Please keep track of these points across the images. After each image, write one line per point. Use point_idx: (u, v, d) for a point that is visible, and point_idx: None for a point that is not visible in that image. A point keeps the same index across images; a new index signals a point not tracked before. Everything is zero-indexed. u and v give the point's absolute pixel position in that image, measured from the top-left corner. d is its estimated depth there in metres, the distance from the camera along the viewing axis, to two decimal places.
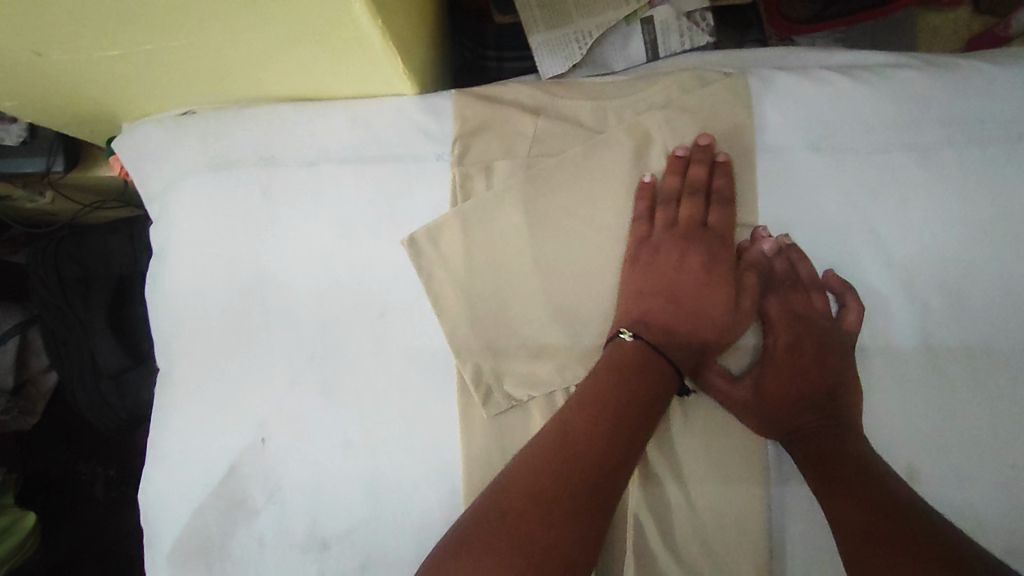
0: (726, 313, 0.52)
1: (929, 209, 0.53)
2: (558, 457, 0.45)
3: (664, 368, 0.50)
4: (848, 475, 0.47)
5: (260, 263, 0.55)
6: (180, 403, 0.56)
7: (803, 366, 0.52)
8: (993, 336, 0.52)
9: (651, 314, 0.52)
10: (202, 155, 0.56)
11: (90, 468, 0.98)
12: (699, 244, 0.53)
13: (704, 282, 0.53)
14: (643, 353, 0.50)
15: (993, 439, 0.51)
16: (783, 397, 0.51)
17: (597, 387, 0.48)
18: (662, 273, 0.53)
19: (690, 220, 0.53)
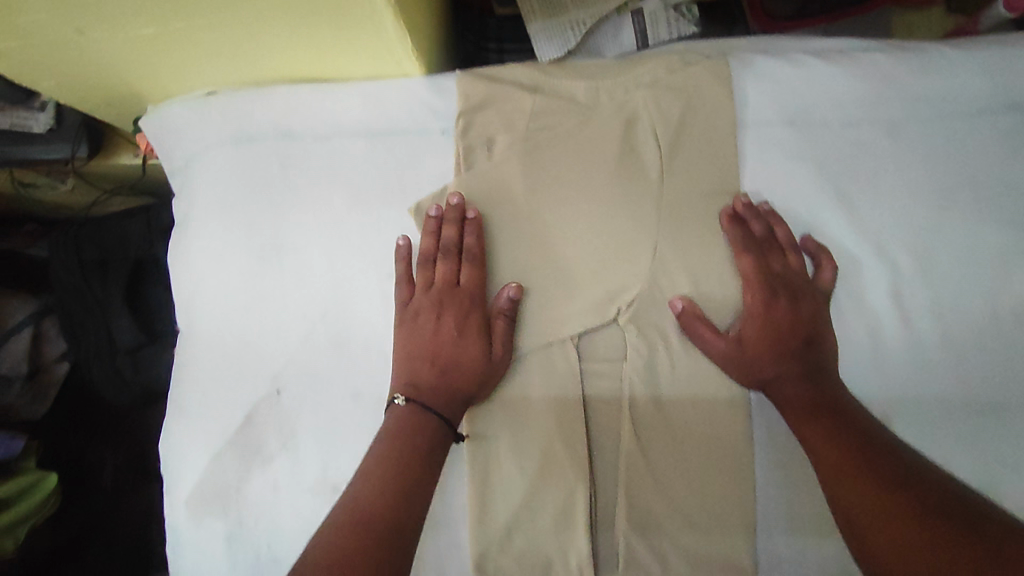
0: (480, 359, 0.55)
1: (896, 178, 0.57)
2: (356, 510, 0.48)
3: (428, 425, 0.53)
4: (825, 414, 0.51)
5: (278, 228, 0.59)
6: (199, 361, 0.60)
7: (778, 317, 0.55)
8: (957, 293, 0.56)
9: (421, 378, 0.55)
10: (225, 129, 0.61)
11: (97, 455, 1.01)
12: (453, 305, 0.57)
13: (459, 342, 0.56)
14: (414, 417, 0.53)
15: (960, 387, 0.55)
16: (761, 345, 0.55)
17: (386, 458, 0.51)
18: (426, 336, 0.56)
19: (444, 281, 0.57)
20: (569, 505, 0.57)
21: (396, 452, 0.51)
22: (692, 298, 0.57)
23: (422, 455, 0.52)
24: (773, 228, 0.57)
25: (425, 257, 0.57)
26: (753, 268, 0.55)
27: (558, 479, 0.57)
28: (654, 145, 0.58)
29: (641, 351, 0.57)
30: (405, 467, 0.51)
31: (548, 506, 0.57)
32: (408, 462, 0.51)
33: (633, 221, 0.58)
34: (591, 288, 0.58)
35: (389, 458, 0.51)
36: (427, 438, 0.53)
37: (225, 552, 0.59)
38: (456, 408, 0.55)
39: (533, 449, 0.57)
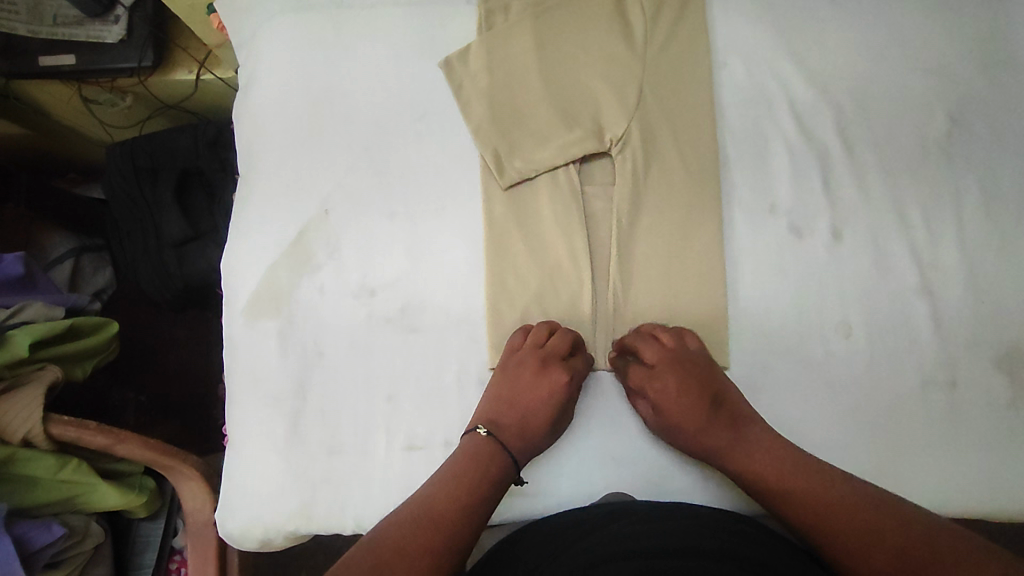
0: (547, 426, 0.62)
1: (837, 36, 0.70)
2: (429, 500, 0.55)
3: (501, 464, 0.59)
4: (800, 474, 0.57)
5: (331, 81, 0.71)
6: (257, 192, 0.71)
7: (685, 404, 0.62)
8: (888, 127, 0.69)
9: (502, 418, 0.62)
10: (289, 4, 0.74)
11: (122, 395, 1.12)
12: (556, 371, 0.63)
13: (550, 414, 0.62)
14: (494, 453, 0.59)
15: (892, 200, 0.68)
16: (678, 403, 0.62)
17: (450, 483, 0.56)
18: (528, 388, 0.63)
19: (554, 350, 0.63)
20: (576, 301, 0.67)
21: (461, 478, 0.57)
22: (671, 129, 0.68)
23: (489, 483, 0.57)
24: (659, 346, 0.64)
25: (545, 329, 0.64)
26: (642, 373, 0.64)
27: (565, 280, 0.67)
28: (640, 8, 0.70)
29: (628, 169, 0.67)
30: (474, 495, 0.56)
31: (552, 306, 0.67)
32: (478, 483, 0.57)
33: (622, 67, 0.69)
34: (590, 120, 0.68)
35: (464, 471, 0.57)
36: (496, 477, 0.58)
37: (275, 347, 0.67)
38: (523, 450, 0.62)
39: (545, 256, 0.67)
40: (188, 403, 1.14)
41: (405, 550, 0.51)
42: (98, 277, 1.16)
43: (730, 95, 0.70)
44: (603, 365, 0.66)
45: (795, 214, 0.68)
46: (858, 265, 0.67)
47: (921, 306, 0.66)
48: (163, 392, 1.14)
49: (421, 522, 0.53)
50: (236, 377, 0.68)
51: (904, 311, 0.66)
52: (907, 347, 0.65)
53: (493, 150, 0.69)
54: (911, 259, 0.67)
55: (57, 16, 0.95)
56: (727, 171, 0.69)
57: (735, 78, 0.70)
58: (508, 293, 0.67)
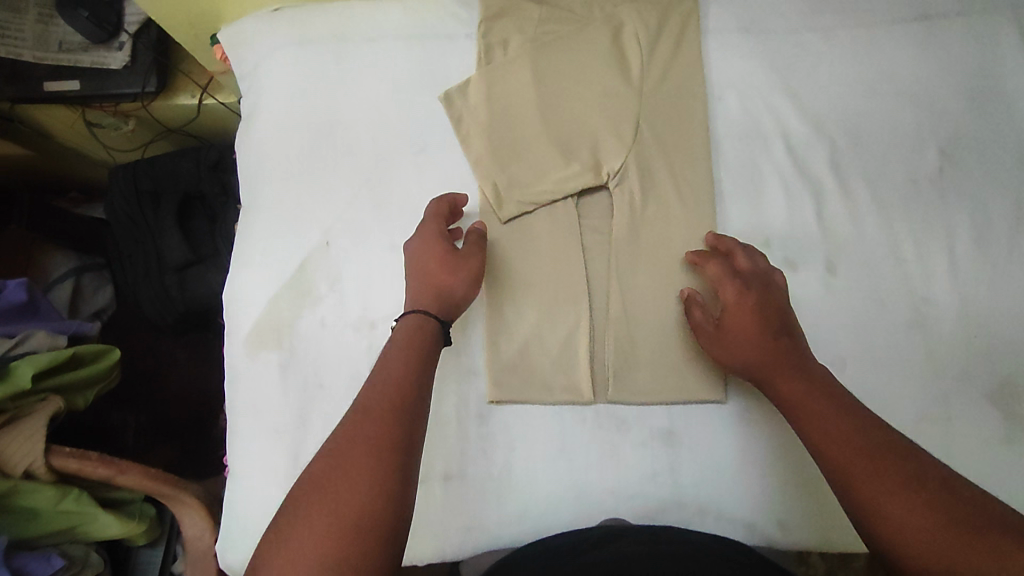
0: (457, 281, 0.63)
1: (831, 71, 0.71)
2: (383, 382, 0.54)
3: (422, 328, 0.59)
4: (838, 409, 0.54)
5: (332, 113, 0.72)
6: (259, 224, 0.72)
7: (750, 313, 0.60)
8: (882, 163, 0.70)
9: (412, 296, 0.62)
10: (289, 36, 0.75)
11: (122, 417, 1.10)
12: (441, 238, 0.64)
13: (446, 259, 0.63)
14: (416, 325, 0.59)
15: (886, 234, 0.68)
16: (749, 313, 0.60)
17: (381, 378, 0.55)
18: (420, 249, 0.64)
19: (436, 223, 0.65)
20: (573, 333, 0.67)
21: (395, 371, 0.55)
22: (669, 164, 0.69)
23: (423, 350, 0.57)
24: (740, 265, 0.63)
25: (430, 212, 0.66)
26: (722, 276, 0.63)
27: (562, 313, 0.67)
28: (637, 44, 0.71)
29: (626, 204, 0.68)
30: (409, 382, 0.55)
31: (550, 338, 0.67)
32: (415, 374, 0.55)
33: (620, 102, 0.70)
34: (588, 154, 0.69)
35: (406, 347, 0.57)
36: (428, 345, 0.58)
37: (277, 378, 0.68)
38: (443, 307, 0.62)
39: (542, 289, 0.68)
40: (189, 427, 1.14)
41: (346, 460, 0.49)
42: (99, 296, 1.16)
43: (726, 129, 0.71)
44: (603, 398, 0.66)
45: (791, 248, 0.68)
46: (853, 299, 0.68)
47: (914, 339, 0.67)
48: (163, 416, 1.14)
49: (361, 427, 0.51)
50: (238, 408, 0.69)
51: (897, 344, 0.67)
52: (900, 379, 0.66)
53: (493, 183, 0.69)
54: (904, 293, 0.68)
55: (62, 43, 0.96)
56: (723, 204, 0.69)
57: (731, 113, 0.71)
58: (506, 325, 0.67)
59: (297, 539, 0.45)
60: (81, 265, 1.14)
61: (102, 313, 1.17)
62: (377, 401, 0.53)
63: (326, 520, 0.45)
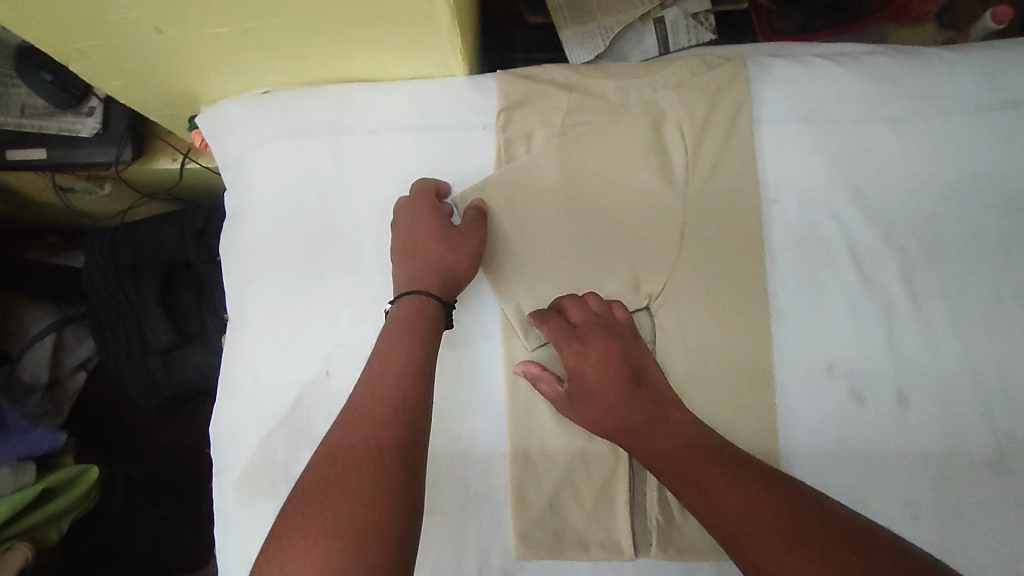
0: (460, 262, 0.58)
1: (901, 170, 0.63)
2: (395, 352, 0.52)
3: (427, 308, 0.55)
4: (708, 460, 0.50)
5: (329, 218, 0.63)
6: (249, 347, 0.63)
7: (596, 371, 0.56)
8: (960, 277, 0.61)
9: (411, 277, 0.57)
10: (279, 126, 0.65)
11: (111, 471, 1.08)
12: (438, 218, 0.59)
13: (445, 234, 0.58)
14: (415, 305, 0.55)
15: (965, 358, 0.60)
16: (602, 369, 0.55)
17: (377, 380, 0.51)
18: (412, 228, 0.59)
19: (430, 205, 0.60)
20: (610, 481, 0.59)
21: (388, 372, 0.51)
22: (719, 282, 0.61)
23: (433, 326, 0.55)
24: (573, 314, 0.58)
25: (419, 194, 0.60)
26: (558, 332, 0.57)
27: (597, 457, 0.59)
28: (680, 139, 0.63)
29: (669, 329, 0.60)
30: (408, 381, 0.51)
31: (584, 486, 0.59)
32: (413, 375, 0.51)
33: (660, 208, 0.62)
34: (625, 270, 0.61)
35: (409, 320, 0.54)
36: (434, 322, 0.55)
37: None
38: (449, 288, 0.57)
39: (575, 429, 0.59)
40: (180, 482, 1.08)
41: (359, 437, 0.47)
42: (84, 347, 1.05)
43: (783, 236, 0.62)
44: (646, 554, 0.59)
45: (856, 376, 0.60)
46: (929, 438, 0.59)
47: (998, 486, 0.58)
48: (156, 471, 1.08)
49: (354, 439, 0.47)
50: (232, 561, 0.61)
51: (980, 490, 0.58)
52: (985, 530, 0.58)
53: (517, 305, 0.61)
54: (987, 431, 0.59)
55: (25, 106, 0.85)
56: (779, 326, 0.61)
57: (788, 217, 0.62)
58: (534, 471, 0.59)
59: (310, 519, 0.42)
60: (63, 317, 1.03)
61: (89, 364, 1.06)
62: (387, 377, 0.51)
63: (332, 538, 0.41)
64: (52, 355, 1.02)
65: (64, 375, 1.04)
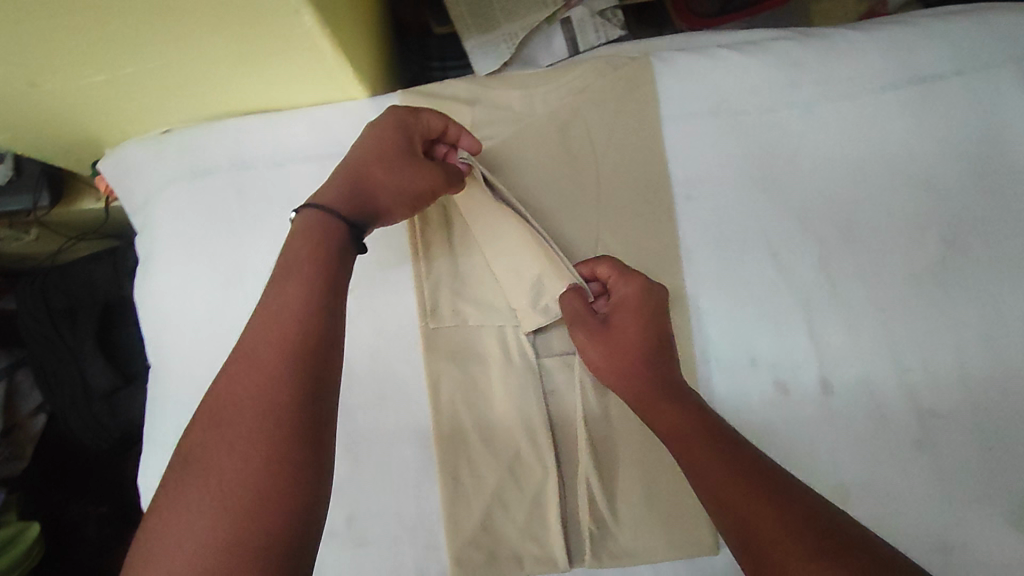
0: (389, 190, 0.52)
1: (812, 156, 0.62)
2: (291, 280, 0.45)
3: (331, 229, 0.48)
4: (702, 433, 0.47)
5: (239, 257, 0.62)
6: (171, 395, 0.62)
7: (631, 321, 0.54)
8: (876, 259, 0.61)
9: (338, 183, 0.51)
10: (182, 165, 0.64)
11: (81, 508, 1.01)
12: (399, 138, 0.54)
13: (396, 156, 0.53)
14: (315, 223, 0.48)
15: (885, 339, 0.60)
16: (631, 322, 0.54)
17: (252, 335, 0.43)
18: (371, 138, 0.54)
19: (412, 121, 0.55)
20: (541, 496, 0.59)
21: (270, 323, 0.43)
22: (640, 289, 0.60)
23: (342, 253, 0.48)
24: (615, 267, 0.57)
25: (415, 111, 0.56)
26: (612, 268, 0.56)
27: (527, 473, 0.59)
28: (588, 145, 0.62)
29: None
30: (301, 332, 0.42)
31: (515, 503, 0.59)
32: (303, 326, 0.43)
33: (574, 216, 0.61)
34: None
35: (311, 245, 0.47)
36: (340, 249, 0.48)
37: None
38: (369, 211, 0.51)
39: (503, 449, 0.59)
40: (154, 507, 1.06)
41: (244, 388, 0.40)
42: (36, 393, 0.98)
43: (699, 233, 0.61)
44: (581, 564, 0.59)
45: (779, 367, 0.60)
46: (853, 423, 0.59)
47: (921, 463, 0.59)
48: (130, 504, 1.05)
49: (242, 389, 0.40)
50: None
51: (905, 467, 0.59)
52: (912, 510, 0.59)
53: (435, 326, 0.60)
54: (907, 410, 0.60)
55: None
56: (700, 324, 0.60)
57: (702, 215, 0.61)
58: (465, 493, 0.59)
59: (188, 493, 0.37)
60: (15, 361, 0.98)
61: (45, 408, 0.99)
62: (277, 314, 0.43)
63: (194, 515, 0.36)
64: (5, 401, 0.96)
65: (20, 419, 0.97)
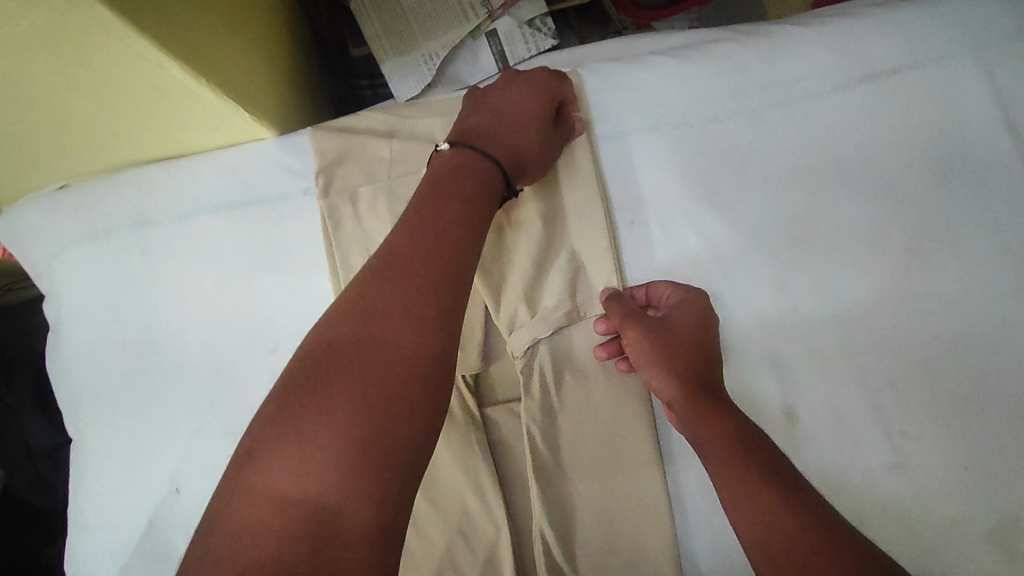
0: (521, 142, 0.53)
1: (764, 165, 0.57)
2: (432, 196, 0.48)
3: (474, 163, 0.50)
4: (743, 455, 0.45)
5: (151, 319, 0.57)
6: (88, 474, 0.56)
7: (687, 325, 0.51)
8: (839, 273, 0.56)
9: (486, 132, 0.52)
10: (81, 225, 0.58)
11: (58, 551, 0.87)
12: (530, 94, 0.55)
13: (531, 112, 0.54)
14: (467, 155, 0.50)
15: (855, 356, 0.55)
16: (687, 328, 0.51)
17: (397, 251, 0.45)
18: (527, 93, 0.55)
19: (546, 81, 0.56)
20: (494, 559, 0.53)
21: (425, 246, 0.45)
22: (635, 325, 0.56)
23: (484, 189, 0.49)
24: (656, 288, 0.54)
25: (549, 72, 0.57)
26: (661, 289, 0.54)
27: (477, 534, 0.53)
28: None
29: (536, 384, 0.55)
30: (451, 263, 0.45)
31: (467, 569, 0.53)
32: (451, 253, 0.45)
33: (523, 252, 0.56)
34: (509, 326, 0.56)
35: (449, 172, 0.49)
36: (479, 181, 0.50)
37: None
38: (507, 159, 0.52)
39: (449, 511, 0.54)
40: None
41: (389, 295, 0.42)
42: None
43: (647, 261, 0.57)
44: None
45: (743, 398, 0.55)
46: (833, 451, 0.54)
47: (911, 490, 0.53)
48: None
49: (391, 294, 0.42)
50: None
51: (891, 497, 0.53)
52: (905, 550, 0.52)
53: None
54: (886, 431, 0.54)
55: None
56: None
57: (649, 239, 0.57)
58: (411, 561, 0.53)
59: (324, 383, 0.39)
60: None
61: None
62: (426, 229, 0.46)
63: (329, 407, 0.38)
64: None
65: None
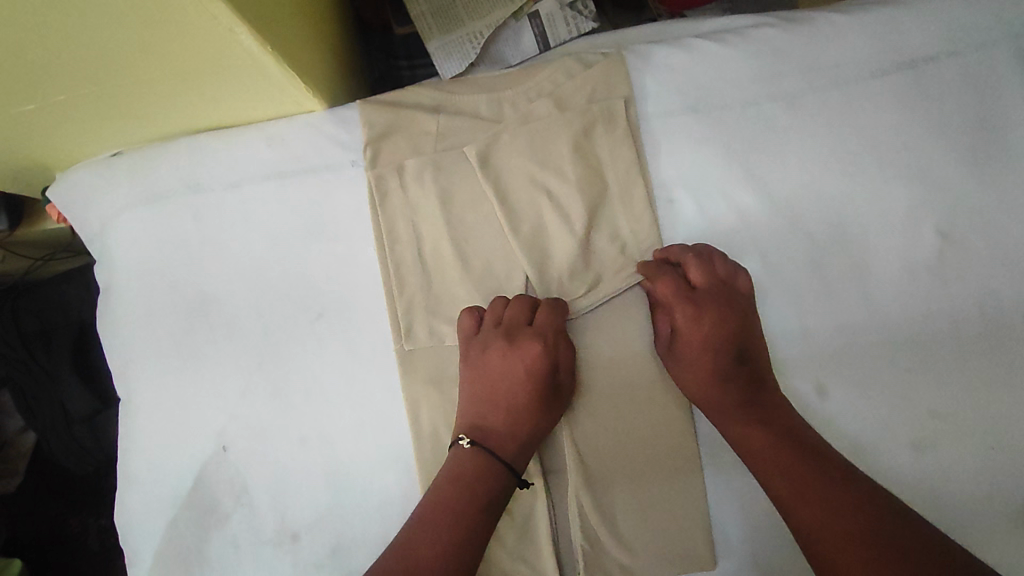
0: (533, 417, 0.55)
1: (800, 149, 0.59)
2: (462, 465, 0.53)
3: (492, 471, 0.53)
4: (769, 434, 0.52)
5: (202, 282, 0.59)
6: (137, 430, 0.58)
7: (708, 333, 0.55)
8: (872, 254, 0.58)
9: (487, 422, 0.56)
10: (135, 190, 0.60)
11: (82, 520, 0.92)
12: (525, 349, 0.55)
13: (541, 422, 0.55)
14: (475, 462, 0.53)
15: (886, 336, 0.57)
16: (707, 327, 0.55)
17: (415, 561, 0.48)
18: (506, 357, 0.56)
19: (513, 321, 0.56)
20: (530, 519, 0.55)
21: (455, 477, 0.53)
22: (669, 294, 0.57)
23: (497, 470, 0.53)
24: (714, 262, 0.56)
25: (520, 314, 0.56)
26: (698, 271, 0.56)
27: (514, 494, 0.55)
28: (565, 148, 0.59)
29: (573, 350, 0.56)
30: (455, 556, 0.49)
31: (504, 528, 0.55)
32: (479, 479, 0.53)
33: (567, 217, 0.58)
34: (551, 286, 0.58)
35: (467, 467, 0.53)
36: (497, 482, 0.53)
37: None
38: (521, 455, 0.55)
39: None
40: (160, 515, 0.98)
41: (428, 526, 0.50)
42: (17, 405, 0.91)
43: (684, 241, 0.59)
44: None
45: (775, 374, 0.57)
46: (861, 426, 0.56)
47: (937, 466, 0.55)
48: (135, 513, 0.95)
49: (427, 528, 0.50)
50: None
51: (918, 473, 0.55)
52: None
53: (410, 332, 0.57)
54: (914, 409, 0.55)
55: None
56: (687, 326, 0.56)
57: (687, 219, 0.59)
58: None
59: None
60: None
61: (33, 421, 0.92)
62: (468, 477, 0.53)
63: None
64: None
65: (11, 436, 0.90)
